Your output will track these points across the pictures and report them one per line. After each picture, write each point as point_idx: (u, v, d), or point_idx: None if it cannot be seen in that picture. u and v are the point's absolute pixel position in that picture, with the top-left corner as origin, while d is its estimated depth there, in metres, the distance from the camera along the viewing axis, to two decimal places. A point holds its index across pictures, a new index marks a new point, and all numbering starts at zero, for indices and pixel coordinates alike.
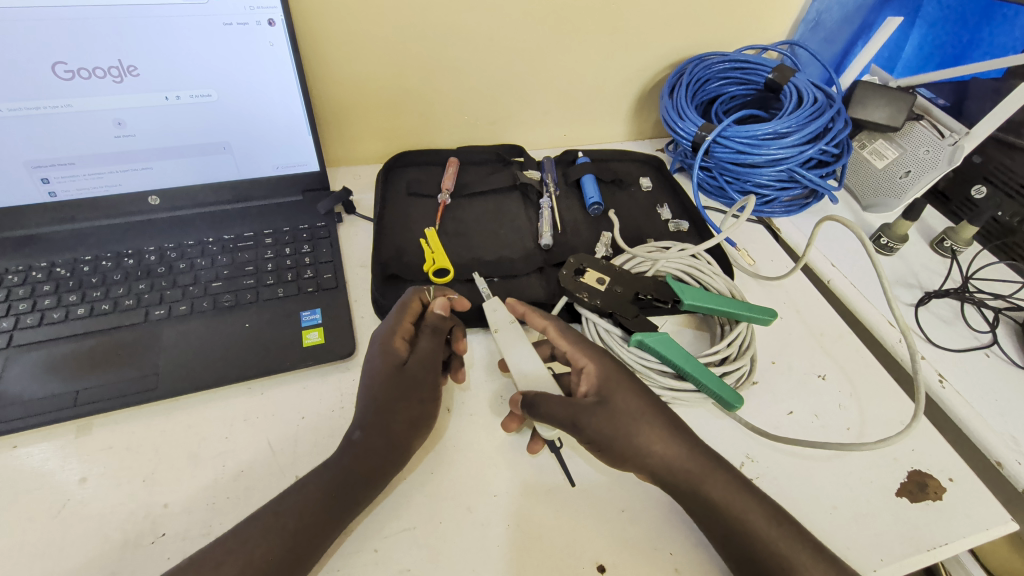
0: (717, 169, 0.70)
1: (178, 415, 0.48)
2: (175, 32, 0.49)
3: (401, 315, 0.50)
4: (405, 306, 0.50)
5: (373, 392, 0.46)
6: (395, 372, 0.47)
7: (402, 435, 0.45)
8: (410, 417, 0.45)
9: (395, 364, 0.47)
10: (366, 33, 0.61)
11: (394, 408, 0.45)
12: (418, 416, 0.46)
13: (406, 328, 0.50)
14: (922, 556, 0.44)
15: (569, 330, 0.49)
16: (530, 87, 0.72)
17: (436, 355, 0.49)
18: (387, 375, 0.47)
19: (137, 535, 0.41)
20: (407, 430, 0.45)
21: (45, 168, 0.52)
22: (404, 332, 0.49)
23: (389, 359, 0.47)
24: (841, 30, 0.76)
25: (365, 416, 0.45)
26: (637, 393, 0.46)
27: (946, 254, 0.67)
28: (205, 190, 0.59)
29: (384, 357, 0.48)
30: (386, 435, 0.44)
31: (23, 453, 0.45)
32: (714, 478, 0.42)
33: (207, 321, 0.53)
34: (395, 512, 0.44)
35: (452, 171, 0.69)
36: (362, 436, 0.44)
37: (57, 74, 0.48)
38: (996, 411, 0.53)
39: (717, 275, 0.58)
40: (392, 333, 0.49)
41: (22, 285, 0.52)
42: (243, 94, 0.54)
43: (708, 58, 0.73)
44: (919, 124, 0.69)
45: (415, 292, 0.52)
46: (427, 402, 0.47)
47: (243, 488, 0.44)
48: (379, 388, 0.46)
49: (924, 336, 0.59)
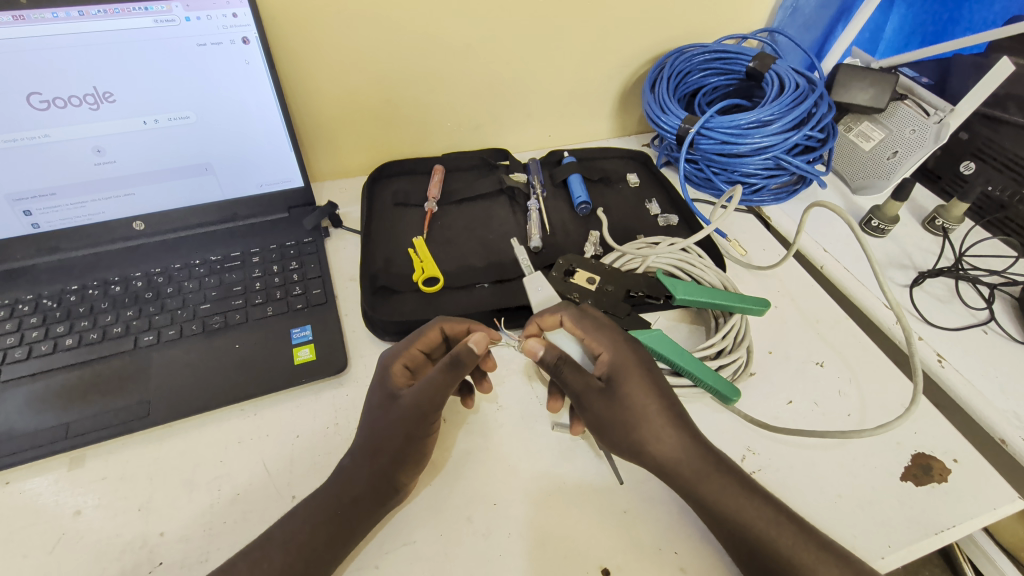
0: (703, 161, 0.70)
1: (171, 441, 0.48)
2: (149, 55, 0.49)
3: (411, 341, 0.48)
4: (419, 333, 0.48)
5: (366, 421, 0.45)
6: (387, 401, 0.45)
7: (382, 463, 0.42)
8: (392, 450, 0.43)
9: (393, 394, 0.45)
10: (342, 46, 0.60)
11: (380, 435, 0.44)
12: (404, 450, 0.43)
13: (411, 355, 0.48)
14: (931, 539, 0.44)
15: (583, 318, 0.48)
16: (510, 90, 0.72)
17: (439, 390, 0.43)
18: (382, 401, 0.45)
19: (135, 565, 0.41)
20: (384, 459, 0.43)
21: (26, 201, 0.52)
22: (408, 360, 0.48)
23: (385, 386, 0.46)
24: (819, 14, 0.76)
25: (357, 441, 0.44)
26: (649, 385, 0.44)
27: (938, 232, 0.66)
28: (190, 212, 0.59)
29: (383, 383, 0.46)
30: (373, 464, 0.43)
31: (18, 488, 0.44)
32: (712, 482, 0.41)
33: (196, 345, 0.52)
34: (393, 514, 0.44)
35: (438, 179, 0.69)
36: (349, 463, 0.44)
37: (32, 105, 0.47)
38: (997, 387, 0.52)
39: (709, 267, 0.58)
40: (394, 358, 0.47)
41: (9, 319, 0.52)
42: (221, 112, 0.54)
43: (688, 50, 0.72)
44: (904, 103, 0.68)
45: (434, 321, 0.48)
46: (415, 439, 0.43)
47: (241, 511, 0.44)
48: (368, 412, 0.46)
49: (920, 316, 0.58)
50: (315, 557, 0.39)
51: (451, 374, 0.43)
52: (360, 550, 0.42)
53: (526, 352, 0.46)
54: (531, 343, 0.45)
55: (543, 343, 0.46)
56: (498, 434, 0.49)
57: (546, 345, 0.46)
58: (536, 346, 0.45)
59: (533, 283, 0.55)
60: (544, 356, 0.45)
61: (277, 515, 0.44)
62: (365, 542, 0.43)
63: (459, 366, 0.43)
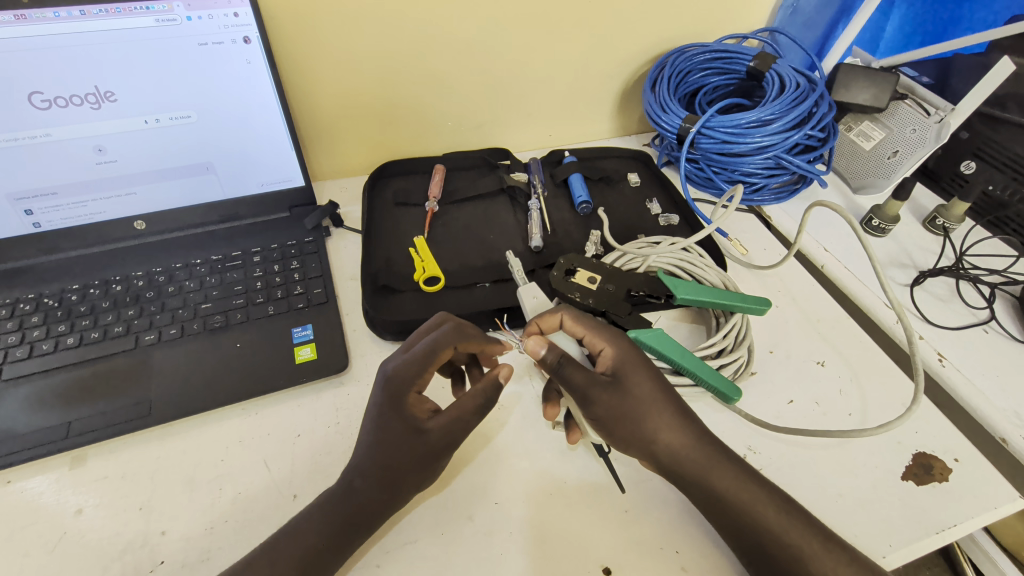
0: (704, 160, 0.70)
1: (172, 441, 0.48)
2: (150, 54, 0.49)
3: (424, 364, 0.44)
4: (432, 356, 0.45)
5: (379, 447, 0.42)
6: (410, 435, 0.42)
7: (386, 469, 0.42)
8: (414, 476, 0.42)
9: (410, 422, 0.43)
10: (342, 45, 0.60)
11: (396, 462, 0.41)
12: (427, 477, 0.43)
13: (423, 379, 0.45)
14: (932, 539, 0.44)
15: (584, 316, 0.47)
16: (510, 90, 0.72)
17: (468, 424, 0.43)
18: (402, 436, 0.42)
19: (136, 563, 0.41)
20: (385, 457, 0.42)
21: (28, 200, 0.52)
22: (420, 382, 0.44)
23: (401, 412, 0.43)
24: (820, 14, 0.76)
25: (365, 465, 0.41)
26: (653, 381, 0.44)
27: (938, 231, 0.66)
28: (191, 211, 0.59)
29: (400, 412, 0.43)
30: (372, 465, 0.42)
31: (18, 488, 0.44)
32: (721, 472, 0.41)
33: (198, 343, 0.52)
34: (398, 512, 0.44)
35: (439, 179, 0.69)
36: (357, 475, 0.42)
37: (34, 104, 0.47)
38: (998, 387, 0.52)
39: (709, 266, 0.58)
40: (407, 383, 0.44)
41: (10, 319, 0.52)
42: (221, 111, 0.54)
43: (689, 49, 0.72)
44: (904, 102, 0.68)
45: (450, 339, 0.45)
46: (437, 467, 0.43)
47: (242, 510, 0.44)
48: (386, 442, 0.42)
49: (920, 315, 0.58)
50: (314, 551, 0.39)
51: (484, 411, 0.44)
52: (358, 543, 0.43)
53: (527, 350, 0.43)
54: (533, 342, 0.43)
55: (544, 342, 0.44)
56: (499, 434, 0.49)
57: (548, 344, 0.44)
58: (538, 346, 0.43)
59: (528, 291, 0.52)
60: (546, 355, 0.43)
61: (278, 514, 0.44)
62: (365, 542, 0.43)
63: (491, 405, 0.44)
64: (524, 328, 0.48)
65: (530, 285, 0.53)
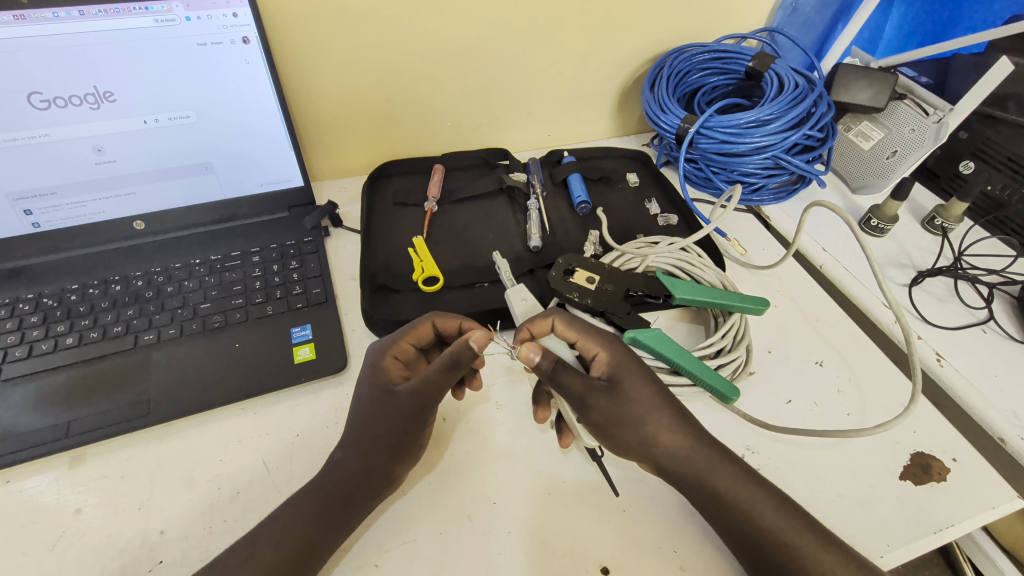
0: (703, 160, 0.70)
1: (172, 440, 0.48)
2: (149, 53, 0.49)
3: (401, 334, 0.47)
4: (411, 327, 0.48)
5: (357, 414, 0.45)
6: (382, 396, 0.44)
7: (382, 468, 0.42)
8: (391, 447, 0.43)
9: (384, 387, 0.44)
10: (341, 45, 0.60)
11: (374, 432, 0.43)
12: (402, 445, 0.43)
13: (402, 348, 0.47)
14: (929, 539, 0.44)
15: (575, 320, 0.47)
16: (509, 90, 0.72)
17: (432, 386, 0.42)
18: (375, 398, 0.44)
19: (135, 562, 0.41)
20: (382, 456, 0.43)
21: (27, 200, 0.52)
22: (398, 352, 0.47)
23: (379, 380, 0.45)
24: (819, 14, 0.76)
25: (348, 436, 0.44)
26: (649, 384, 0.44)
27: (937, 231, 0.66)
28: (190, 211, 0.59)
29: (376, 377, 0.45)
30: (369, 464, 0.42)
31: (18, 487, 0.45)
32: (720, 473, 0.41)
33: (197, 343, 0.52)
34: (398, 511, 0.44)
35: (438, 179, 0.69)
36: (355, 475, 0.42)
37: (33, 104, 0.47)
38: (997, 386, 0.53)
39: (708, 266, 0.58)
40: (384, 350, 0.47)
41: (10, 319, 0.52)
42: (220, 110, 0.54)
43: (688, 49, 0.72)
44: (903, 103, 0.68)
45: (426, 316, 0.48)
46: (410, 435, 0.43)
47: (241, 509, 0.44)
48: (365, 408, 0.44)
49: (919, 315, 0.58)
50: (311, 550, 0.39)
51: (450, 373, 0.42)
52: (357, 543, 0.43)
53: (522, 359, 0.44)
54: (527, 349, 0.44)
55: (537, 348, 0.44)
56: (497, 434, 0.50)
57: (542, 351, 0.44)
58: (531, 353, 0.44)
59: (517, 294, 0.52)
60: (541, 362, 0.44)
61: None
62: (364, 541, 0.43)
63: (458, 366, 0.42)
64: (515, 334, 0.48)
65: (521, 286, 0.53)
